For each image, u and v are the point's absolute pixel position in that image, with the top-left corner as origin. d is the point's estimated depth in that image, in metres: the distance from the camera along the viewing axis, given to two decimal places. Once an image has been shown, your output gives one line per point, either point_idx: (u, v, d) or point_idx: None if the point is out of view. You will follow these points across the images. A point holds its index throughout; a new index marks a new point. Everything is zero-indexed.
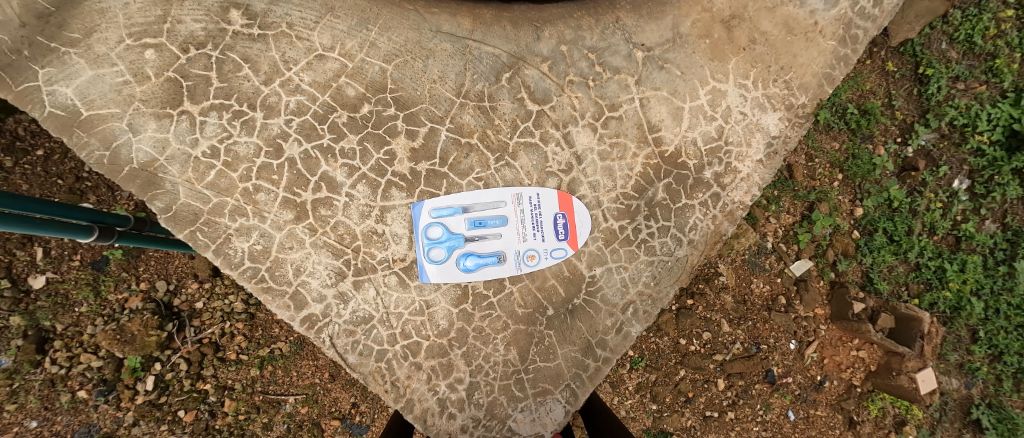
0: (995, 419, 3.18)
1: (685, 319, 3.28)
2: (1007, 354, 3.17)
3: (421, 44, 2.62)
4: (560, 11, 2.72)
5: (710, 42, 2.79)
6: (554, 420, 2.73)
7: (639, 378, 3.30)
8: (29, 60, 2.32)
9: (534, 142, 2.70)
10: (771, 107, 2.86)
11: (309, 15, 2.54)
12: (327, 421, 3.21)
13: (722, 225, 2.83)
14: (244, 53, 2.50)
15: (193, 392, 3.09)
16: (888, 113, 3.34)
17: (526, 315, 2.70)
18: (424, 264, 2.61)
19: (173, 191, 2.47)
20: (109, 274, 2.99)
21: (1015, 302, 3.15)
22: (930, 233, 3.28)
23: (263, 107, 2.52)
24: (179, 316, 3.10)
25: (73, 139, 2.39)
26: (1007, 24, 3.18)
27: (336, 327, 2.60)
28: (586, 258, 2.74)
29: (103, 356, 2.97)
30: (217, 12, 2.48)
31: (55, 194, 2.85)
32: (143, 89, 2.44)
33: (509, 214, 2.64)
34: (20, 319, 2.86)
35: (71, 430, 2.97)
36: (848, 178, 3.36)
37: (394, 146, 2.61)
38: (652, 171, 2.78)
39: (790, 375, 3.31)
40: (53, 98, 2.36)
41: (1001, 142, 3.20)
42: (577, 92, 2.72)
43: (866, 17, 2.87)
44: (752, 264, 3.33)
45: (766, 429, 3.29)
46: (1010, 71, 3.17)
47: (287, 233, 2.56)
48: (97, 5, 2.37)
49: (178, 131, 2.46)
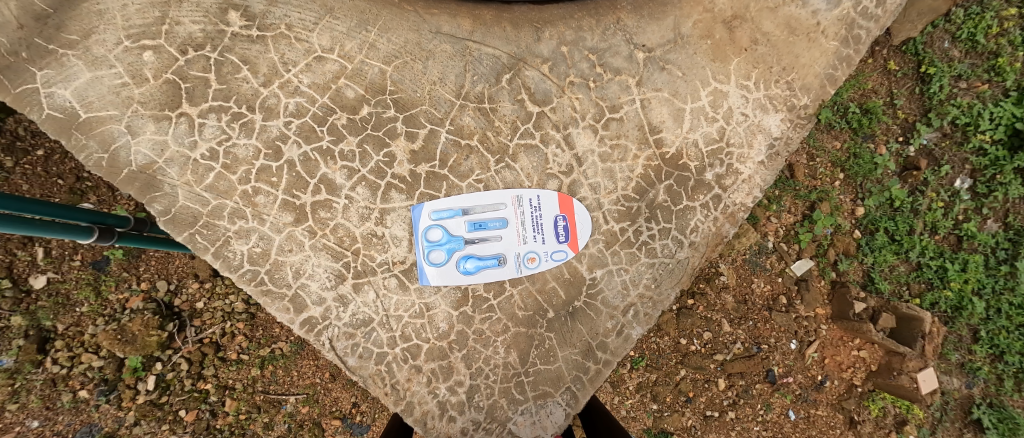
0: (996, 419, 3.17)
1: (685, 319, 3.27)
2: (1008, 354, 3.16)
3: (421, 45, 2.60)
4: (561, 12, 2.70)
5: (712, 43, 2.78)
6: (555, 423, 2.72)
7: (639, 378, 3.29)
8: (27, 62, 2.31)
9: (535, 144, 2.68)
10: (773, 108, 2.84)
11: (308, 16, 2.52)
12: (328, 421, 3.21)
13: (723, 227, 2.82)
14: (242, 54, 2.49)
15: (193, 392, 3.09)
16: (890, 112, 3.33)
17: (526, 317, 2.70)
18: (424, 267, 2.60)
19: (172, 194, 2.46)
20: (109, 274, 2.98)
21: (1016, 302, 3.13)
22: (931, 233, 3.26)
23: (262, 109, 2.51)
24: (180, 315, 3.10)
25: (72, 141, 2.38)
26: (1010, 22, 3.15)
27: (336, 330, 2.60)
28: (587, 260, 2.73)
29: (104, 356, 2.97)
30: (216, 14, 2.46)
31: (56, 194, 2.84)
32: (142, 91, 2.42)
33: (509, 216, 2.63)
34: (22, 319, 2.86)
35: (72, 430, 2.97)
36: (849, 178, 3.35)
37: (393, 148, 2.60)
38: (653, 173, 2.77)
39: (790, 375, 3.31)
40: (51, 100, 2.34)
41: (1003, 141, 3.18)
42: (577, 94, 2.71)
43: (869, 17, 2.85)
44: (752, 264, 3.32)
45: (766, 429, 3.29)
46: (1012, 69, 3.15)
47: (287, 236, 2.55)
48: (95, 6, 2.36)
49: (176, 133, 2.45)
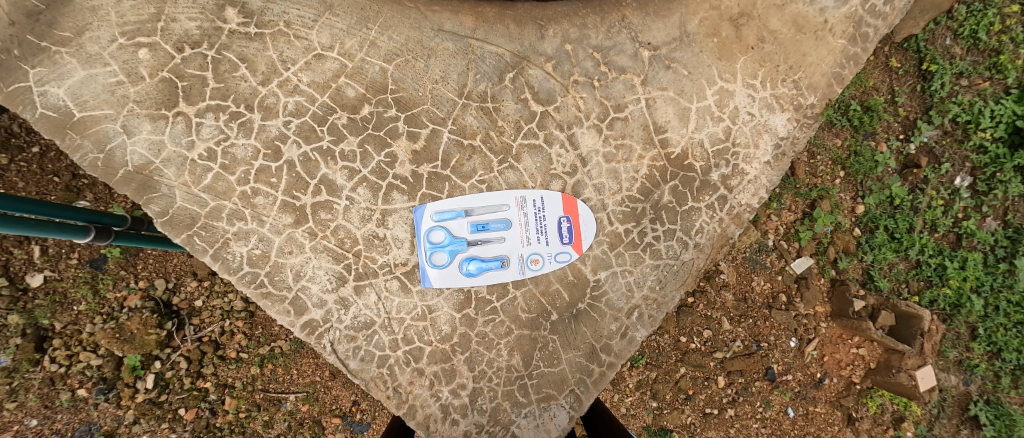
0: (993, 415, 3.13)
1: (686, 316, 3.27)
2: (1005, 351, 3.12)
3: (423, 43, 2.55)
4: (564, 9, 2.65)
5: (718, 41, 2.74)
6: (558, 425, 2.70)
7: (640, 375, 3.28)
8: (19, 59, 2.26)
9: (538, 144, 2.65)
10: (779, 108, 2.81)
11: (307, 13, 2.47)
12: (328, 419, 3.19)
13: (728, 228, 2.79)
14: (240, 52, 2.44)
15: (193, 390, 3.05)
16: (891, 110, 3.30)
17: (530, 320, 2.67)
18: (426, 268, 2.56)
19: (170, 195, 2.41)
20: (107, 272, 2.94)
21: (1015, 300, 3.09)
22: (931, 230, 3.23)
23: (261, 109, 2.46)
24: (179, 314, 3.05)
25: (67, 141, 2.33)
26: (1012, 19, 3.12)
27: (337, 333, 2.57)
28: (591, 262, 2.70)
29: (102, 355, 2.93)
30: (213, 11, 2.41)
31: (52, 192, 2.79)
32: (137, 89, 2.37)
33: (512, 217, 2.59)
34: (18, 318, 2.81)
35: (72, 429, 2.93)
36: (849, 175, 3.32)
37: (395, 148, 2.56)
38: (658, 173, 2.74)
39: (790, 373, 3.29)
40: (44, 99, 2.29)
41: (1004, 138, 3.14)
42: (581, 93, 2.67)
43: (877, 15, 2.82)
44: (752, 263, 3.31)
45: (765, 425, 3.28)
46: (1013, 67, 3.11)
47: (287, 238, 2.51)
48: (88, 3, 2.30)
49: (174, 132, 2.40)
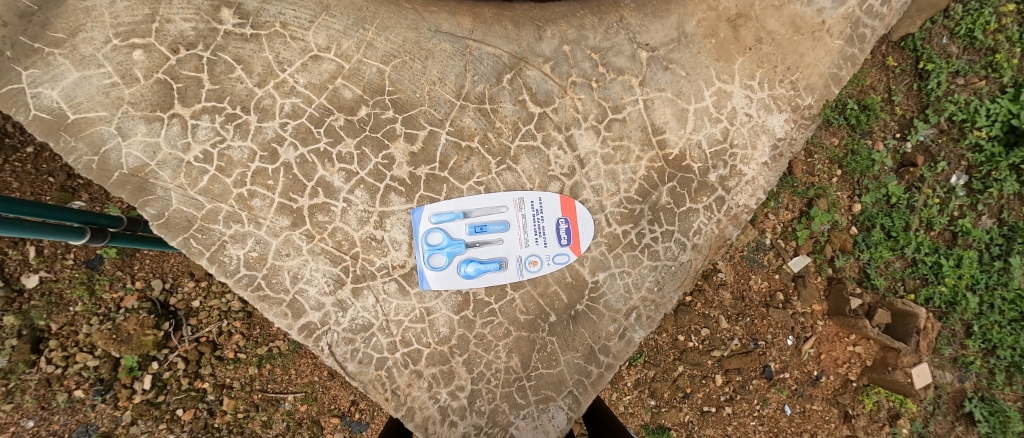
0: (987, 412, 3.15)
1: (684, 315, 3.27)
2: (1000, 348, 3.14)
3: (420, 43, 2.54)
4: (562, 10, 2.65)
5: (716, 41, 2.73)
6: (557, 426, 2.70)
7: (638, 374, 3.29)
8: (12, 61, 2.23)
9: (536, 145, 2.64)
10: (777, 108, 2.81)
11: (303, 14, 2.45)
12: (327, 418, 3.18)
13: (726, 229, 2.80)
14: (236, 53, 2.42)
15: (191, 391, 3.04)
16: (888, 109, 3.30)
17: (528, 321, 2.67)
18: (424, 271, 2.56)
19: (166, 197, 2.40)
20: (103, 272, 2.93)
21: (1009, 297, 3.12)
22: (927, 228, 3.23)
23: (257, 110, 2.45)
24: (176, 314, 3.04)
25: (61, 143, 2.30)
26: (1008, 18, 3.13)
27: (335, 335, 2.56)
28: (589, 263, 2.70)
29: (99, 356, 2.91)
30: (208, 11, 2.39)
31: (46, 193, 2.77)
32: (132, 91, 2.35)
33: (510, 219, 2.59)
34: (14, 319, 2.79)
35: (69, 430, 2.90)
36: (847, 174, 3.32)
37: (393, 149, 2.55)
38: (656, 174, 2.74)
39: (787, 371, 3.30)
40: (38, 101, 2.27)
41: (999, 137, 3.15)
42: (579, 94, 2.66)
43: (874, 16, 2.82)
44: (750, 262, 3.32)
45: (762, 423, 3.30)
46: (1009, 66, 3.11)
47: (284, 240, 2.50)
48: (82, 4, 2.28)
49: (169, 135, 2.39)
